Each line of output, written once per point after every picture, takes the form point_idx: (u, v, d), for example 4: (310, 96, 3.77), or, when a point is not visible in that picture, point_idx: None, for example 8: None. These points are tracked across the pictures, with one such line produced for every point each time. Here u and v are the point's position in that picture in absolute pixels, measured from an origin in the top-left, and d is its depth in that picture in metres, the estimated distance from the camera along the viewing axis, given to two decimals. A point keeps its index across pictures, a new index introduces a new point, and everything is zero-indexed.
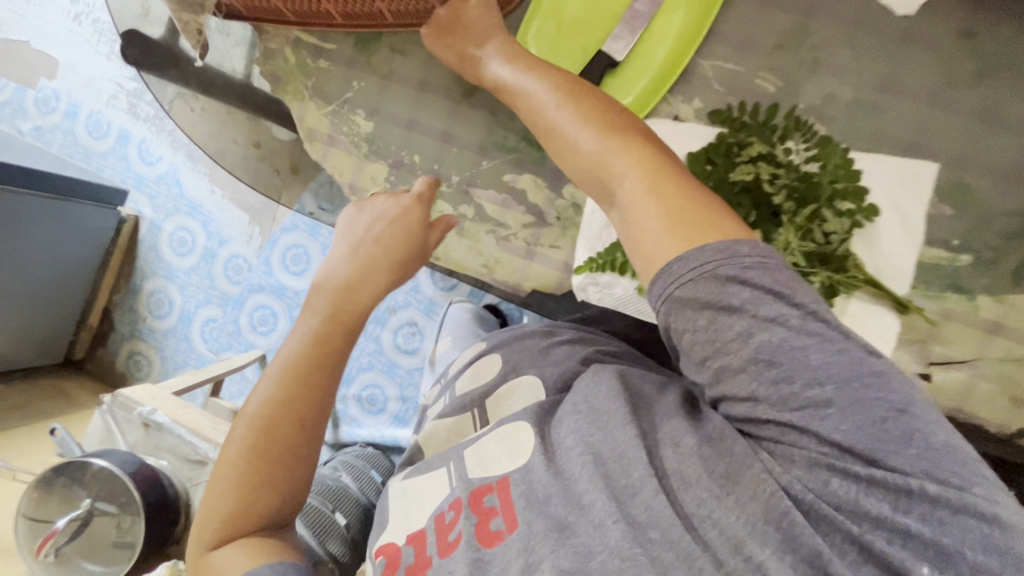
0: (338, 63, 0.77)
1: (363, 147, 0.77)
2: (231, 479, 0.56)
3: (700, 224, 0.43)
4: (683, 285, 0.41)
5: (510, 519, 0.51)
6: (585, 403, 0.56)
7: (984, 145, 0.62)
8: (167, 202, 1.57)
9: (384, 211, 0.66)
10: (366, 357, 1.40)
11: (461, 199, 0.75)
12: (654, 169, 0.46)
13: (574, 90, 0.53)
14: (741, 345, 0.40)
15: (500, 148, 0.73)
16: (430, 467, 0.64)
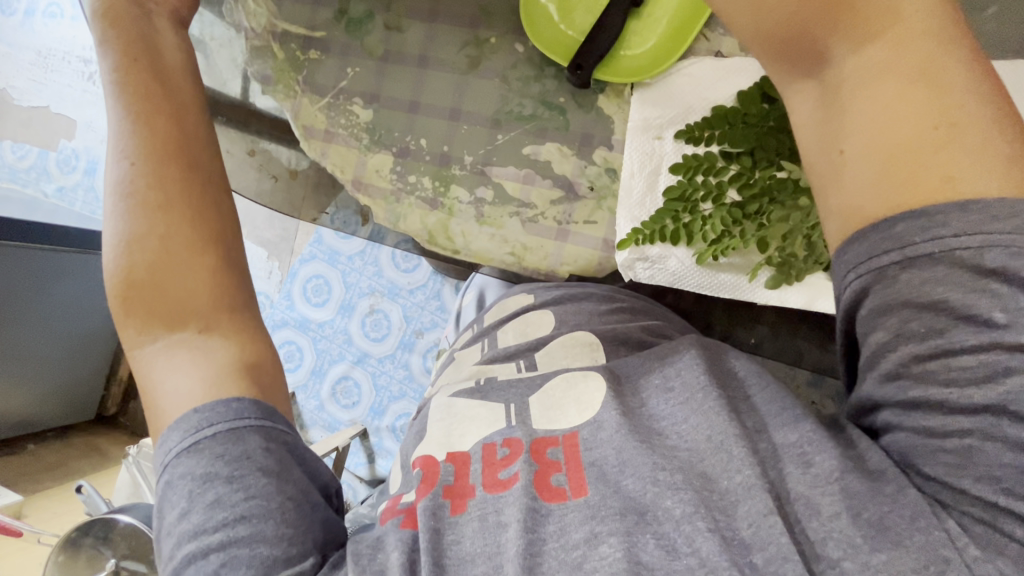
0: (330, 51, 0.70)
1: (364, 138, 0.69)
2: (124, 260, 0.44)
3: (978, 152, 0.33)
4: (930, 235, 0.33)
5: (577, 485, 0.40)
6: (677, 378, 0.45)
7: None
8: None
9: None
10: (397, 384, 1.31)
11: (477, 181, 0.66)
12: (925, 69, 0.34)
13: None
14: (961, 393, 0.31)
15: (516, 118, 0.64)
16: (488, 393, 0.52)
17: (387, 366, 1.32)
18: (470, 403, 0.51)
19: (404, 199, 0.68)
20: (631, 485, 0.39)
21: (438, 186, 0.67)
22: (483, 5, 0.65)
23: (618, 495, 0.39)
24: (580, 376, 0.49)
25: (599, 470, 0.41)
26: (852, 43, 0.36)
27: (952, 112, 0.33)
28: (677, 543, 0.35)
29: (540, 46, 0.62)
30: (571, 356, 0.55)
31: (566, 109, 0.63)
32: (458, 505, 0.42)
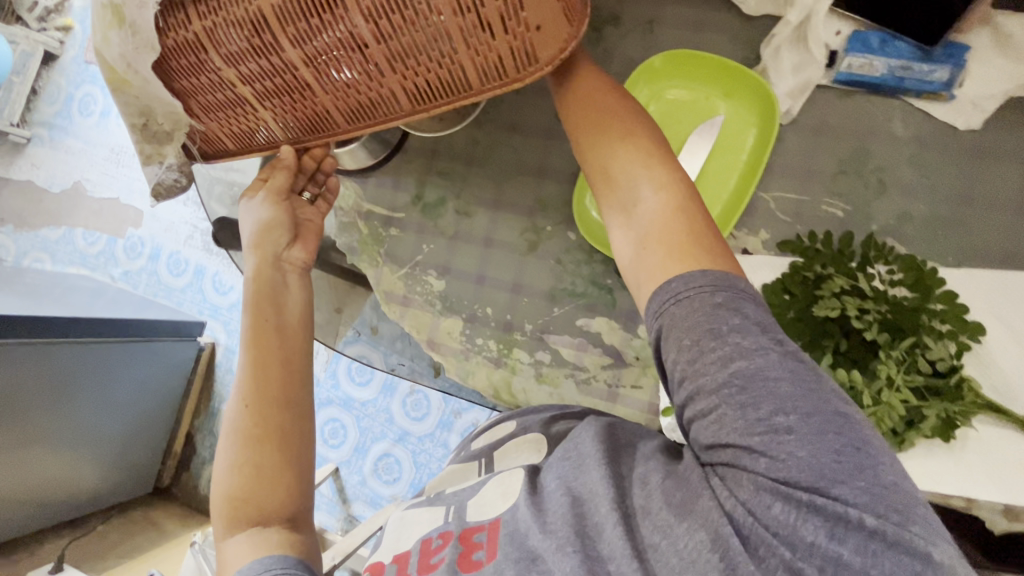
0: (408, 229, 0.82)
1: (437, 304, 0.80)
2: (229, 477, 0.57)
3: (688, 250, 0.52)
4: (666, 297, 0.50)
5: (491, 553, 0.60)
6: (574, 451, 0.62)
7: None
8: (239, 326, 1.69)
9: (274, 212, 0.62)
10: (436, 462, 1.39)
11: (537, 345, 0.76)
12: (670, 204, 0.54)
13: (605, 106, 0.60)
14: (724, 401, 0.45)
15: (570, 294, 0.75)
16: (436, 500, 0.75)
17: (427, 445, 1.41)
18: (419, 510, 0.74)
19: (473, 357, 0.79)
20: (534, 540, 0.56)
21: (502, 347, 0.78)
22: (541, 197, 0.76)
23: (515, 547, 0.57)
24: (508, 475, 0.68)
25: (511, 532, 0.59)
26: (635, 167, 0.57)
27: (672, 212, 0.54)
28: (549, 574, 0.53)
29: (590, 240, 0.73)
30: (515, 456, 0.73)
31: (614, 289, 0.74)
32: None
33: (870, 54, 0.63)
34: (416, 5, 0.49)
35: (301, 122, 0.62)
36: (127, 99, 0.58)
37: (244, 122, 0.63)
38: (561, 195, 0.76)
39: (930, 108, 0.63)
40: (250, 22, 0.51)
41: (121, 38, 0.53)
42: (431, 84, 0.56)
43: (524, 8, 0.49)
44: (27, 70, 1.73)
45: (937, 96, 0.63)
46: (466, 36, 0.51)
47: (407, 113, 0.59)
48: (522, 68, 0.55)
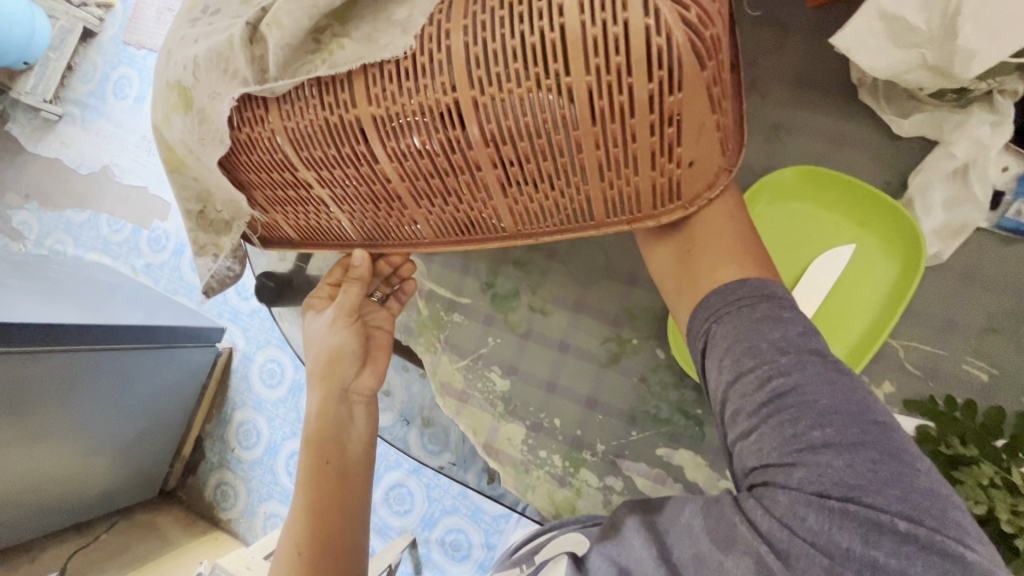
0: (474, 317, 0.75)
1: (499, 406, 0.73)
2: None
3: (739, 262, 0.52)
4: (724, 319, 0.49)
5: None
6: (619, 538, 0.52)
7: None
8: (258, 335, 1.59)
9: (348, 338, 0.57)
10: (450, 497, 1.32)
11: (607, 470, 0.69)
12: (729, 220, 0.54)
13: None
14: (762, 415, 0.44)
15: (652, 419, 0.67)
16: None
17: (443, 479, 1.33)
18: None
19: (533, 471, 0.71)
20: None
21: (568, 465, 0.70)
22: (628, 307, 0.69)
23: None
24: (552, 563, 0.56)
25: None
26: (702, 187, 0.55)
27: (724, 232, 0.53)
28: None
29: (685, 365, 0.65)
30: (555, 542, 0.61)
31: (703, 420, 0.66)
32: None
33: None
34: (550, 132, 0.41)
35: (382, 226, 0.54)
36: (186, 181, 0.53)
37: (316, 217, 0.55)
38: (652, 306, 0.68)
39: None
40: (344, 127, 0.44)
41: (186, 125, 0.47)
42: (547, 210, 0.48)
43: (681, 145, 0.41)
44: (65, 47, 1.60)
45: None
46: (603, 170, 0.43)
47: (509, 231, 0.51)
48: (660, 204, 0.46)
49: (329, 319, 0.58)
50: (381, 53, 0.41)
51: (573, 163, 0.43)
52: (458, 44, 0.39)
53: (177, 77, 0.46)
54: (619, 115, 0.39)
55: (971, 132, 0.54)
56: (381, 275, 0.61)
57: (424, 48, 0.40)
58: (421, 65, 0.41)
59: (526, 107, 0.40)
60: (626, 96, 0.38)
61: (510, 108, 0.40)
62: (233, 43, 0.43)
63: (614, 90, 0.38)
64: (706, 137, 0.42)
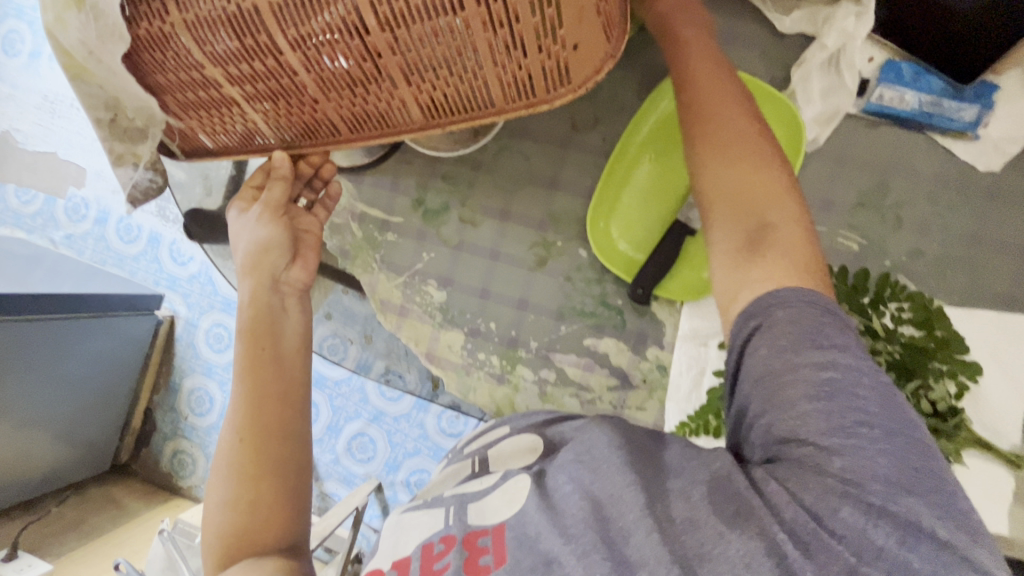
0: (407, 234, 0.77)
1: (437, 316, 0.77)
2: (221, 523, 0.52)
3: (798, 269, 0.46)
4: (765, 309, 0.45)
5: (499, 555, 0.47)
6: (587, 452, 0.50)
7: None
8: (201, 300, 1.52)
9: (272, 233, 0.59)
10: (411, 441, 1.36)
11: (541, 363, 0.74)
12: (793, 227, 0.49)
13: (735, 126, 0.54)
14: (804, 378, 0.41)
15: (578, 313, 0.73)
16: (432, 502, 0.58)
17: (403, 425, 1.37)
18: (412, 513, 0.57)
19: (474, 372, 0.76)
20: (544, 546, 0.45)
21: (505, 364, 0.75)
22: (552, 211, 0.73)
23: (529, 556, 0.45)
24: (507, 484, 0.53)
25: (519, 538, 0.47)
26: (760, 186, 0.51)
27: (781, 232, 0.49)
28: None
29: (602, 258, 0.70)
30: (513, 451, 0.63)
31: (623, 310, 0.72)
32: None
33: (901, 87, 0.62)
34: (440, 13, 0.42)
35: (298, 118, 0.55)
36: (91, 89, 0.49)
37: (232, 120, 0.56)
38: (574, 210, 0.73)
39: (954, 147, 0.63)
40: (238, 18, 0.43)
41: (82, 23, 0.43)
42: (447, 95, 0.51)
43: (562, 26, 0.43)
44: None
45: (962, 134, 0.63)
46: (495, 55, 0.46)
47: (418, 120, 0.54)
48: (552, 87, 0.50)
49: (255, 217, 0.60)
50: None
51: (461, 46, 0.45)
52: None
53: None
54: None
55: (839, 23, 0.61)
56: (303, 177, 0.65)
57: None
58: None
59: None
60: None
61: None
62: None
63: None
64: (584, 18, 0.44)
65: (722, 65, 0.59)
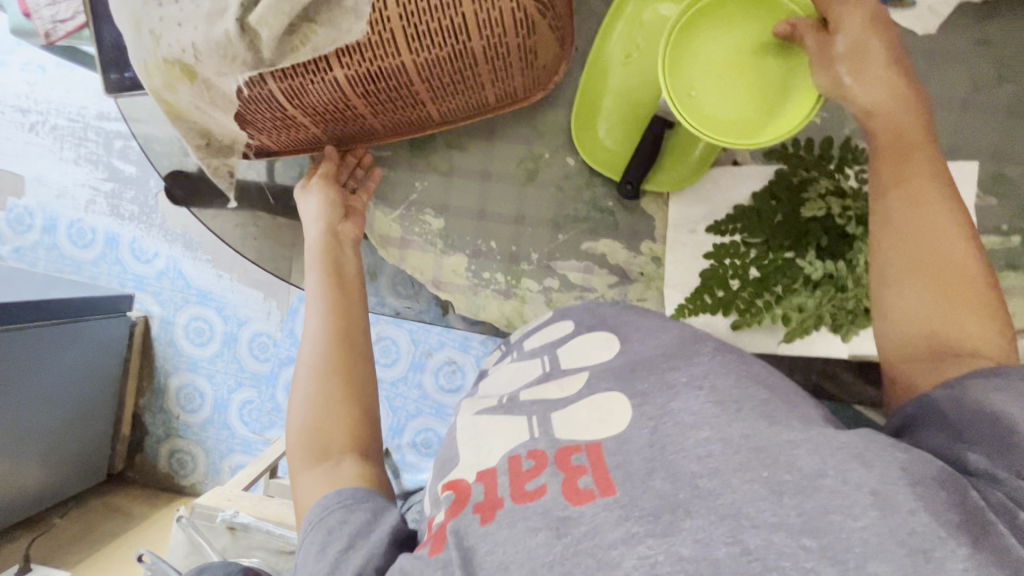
0: (398, 168, 0.79)
1: (439, 243, 0.79)
2: (304, 419, 0.61)
3: (976, 320, 0.54)
4: (981, 377, 0.48)
5: (604, 486, 0.43)
6: (706, 380, 0.50)
7: (1016, 137, 0.70)
8: (173, 296, 1.43)
9: (325, 195, 0.74)
10: (411, 404, 1.26)
11: (545, 273, 0.78)
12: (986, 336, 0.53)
13: (912, 230, 0.58)
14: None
15: (573, 219, 0.77)
16: (510, 409, 0.59)
17: (401, 388, 1.26)
18: (491, 420, 0.58)
19: (481, 292, 0.80)
20: (658, 484, 0.42)
21: (510, 279, 0.79)
22: (536, 126, 0.76)
23: (650, 494, 0.41)
24: (594, 398, 0.54)
25: (626, 472, 0.44)
26: (933, 291, 0.56)
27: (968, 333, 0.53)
28: (711, 535, 0.37)
29: (590, 161, 0.74)
30: (588, 353, 0.63)
31: (615, 211, 0.76)
32: (487, 516, 0.45)
33: None
34: (456, 34, 0.59)
35: (341, 117, 0.70)
36: (188, 125, 0.69)
37: (304, 133, 0.73)
38: (558, 122, 0.76)
39: (895, 14, 0.69)
40: (324, 84, 0.63)
41: (193, 91, 0.63)
42: (462, 105, 0.70)
43: (534, 27, 0.61)
44: None
45: (901, 3, 0.69)
46: (494, 67, 0.65)
47: (438, 122, 0.73)
48: (531, 90, 0.72)
49: (314, 186, 0.75)
50: (347, 37, 0.58)
51: (474, 81, 0.66)
52: (388, 0, 0.56)
53: (176, 57, 0.60)
54: (495, 25, 0.59)
55: None
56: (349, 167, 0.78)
57: (375, 28, 0.57)
58: (374, 38, 0.58)
59: (444, 43, 0.59)
60: (500, 17, 0.58)
61: (436, 35, 0.58)
62: (231, 37, 0.56)
63: (491, 24, 0.58)
64: (545, 38, 0.64)
65: (914, 99, 0.60)
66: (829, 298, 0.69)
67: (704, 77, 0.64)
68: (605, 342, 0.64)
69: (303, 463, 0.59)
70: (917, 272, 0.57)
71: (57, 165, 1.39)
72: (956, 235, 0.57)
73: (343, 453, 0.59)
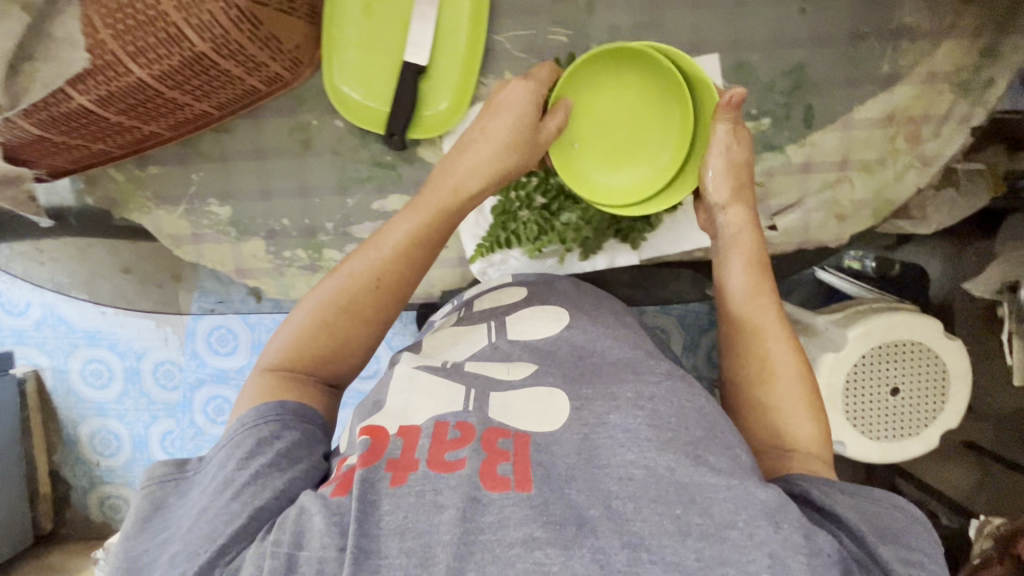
0: (169, 163, 0.76)
1: (231, 232, 0.78)
2: (291, 334, 0.58)
3: (805, 410, 0.58)
4: (818, 485, 0.50)
5: (521, 480, 0.43)
6: (648, 401, 0.50)
7: (746, 25, 0.73)
8: (59, 344, 1.21)
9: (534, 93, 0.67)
10: None
11: (344, 240, 0.78)
12: (813, 426, 0.57)
13: (763, 315, 0.63)
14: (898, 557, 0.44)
15: (357, 181, 0.77)
16: (450, 373, 0.57)
17: None
18: (430, 377, 0.56)
19: (287, 271, 0.80)
20: (575, 495, 0.43)
21: (312, 253, 0.79)
22: (296, 94, 0.75)
23: (562, 502, 0.42)
24: (537, 389, 0.54)
25: (546, 472, 0.44)
26: (775, 376, 0.60)
27: (793, 426, 0.57)
28: (611, 557, 0.39)
29: (355, 121, 0.74)
30: (535, 326, 0.64)
31: (396, 164, 0.76)
32: (398, 476, 0.44)
33: None
34: (183, 45, 0.60)
35: (130, 134, 0.70)
36: None
37: (82, 151, 0.70)
38: (317, 85, 0.75)
39: None
40: (79, 113, 0.63)
41: None
42: (233, 98, 0.71)
43: (263, 22, 0.62)
44: None
45: None
46: (245, 61, 0.65)
47: (220, 115, 0.73)
48: (300, 68, 0.72)
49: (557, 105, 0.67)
50: (74, 67, 0.59)
51: (227, 76, 0.66)
52: (95, 22, 0.57)
53: None
54: (218, 29, 0.60)
55: None
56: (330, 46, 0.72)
57: (96, 54, 0.58)
58: (99, 65, 0.59)
59: (178, 58, 0.61)
60: (217, 19, 0.59)
61: (162, 51, 0.60)
62: None
63: (213, 29, 0.60)
64: (284, 21, 0.65)
65: (754, 225, 0.67)
66: (595, 209, 0.74)
67: (593, 139, 0.71)
68: (551, 312, 0.65)
69: (281, 369, 0.56)
70: (762, 352, 0.61)
71: None
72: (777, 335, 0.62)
73: (318, 382, 0.58)
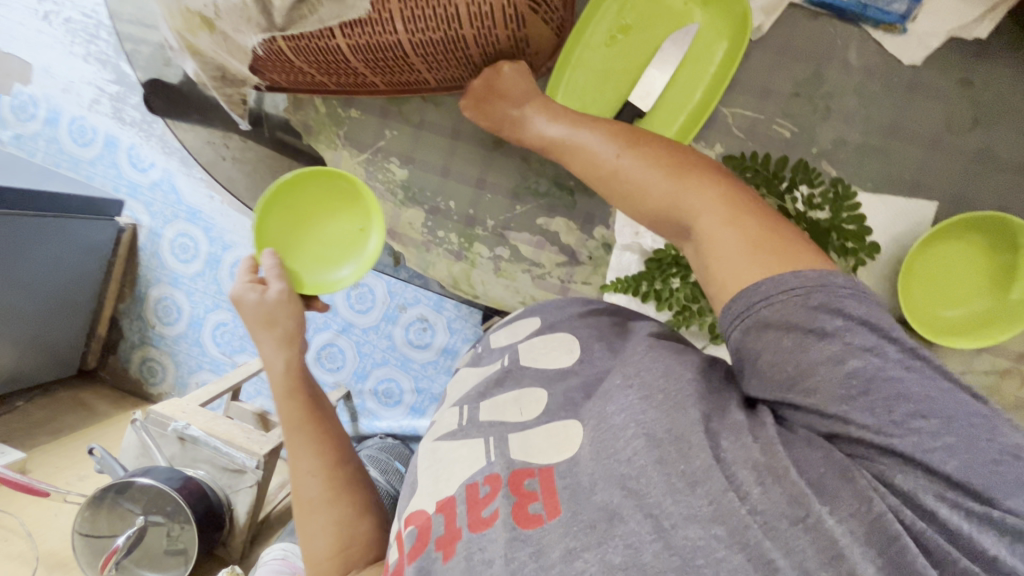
0: (369, 112, 0.79)
1: (399, 194, 0.81)
2: (314, 534, 0.67)
3: (739, 233, 0.46)
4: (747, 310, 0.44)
5: (551, 505, 0.45)
6: (637, 377, 0.49)
7: (976, 186, 0.69)
8: (164, 210, 1.35)
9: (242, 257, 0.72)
10: (380, 352, 1.36)
11: (497, 242, 0.80)
12: (738, 234, 0.45)
13: (686, 176, 0.52)
14: (820, 359, 0.40)
15: (533, 193, 0.78)
16: (469, 431, 0.56)
17: (371, 336, 1.36)
18: (452, 446, 0.56)
19: (433, 249, 0.82)
20: (601, 496, 0.43)
21: (463, 241, 0.81)
22: None
23: (591, 506, 0.43)
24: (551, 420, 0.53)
25: (573, 491, 0.45)
26: (717, 218, 0.48)
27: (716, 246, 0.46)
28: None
29: None
30: (549, 354, 0.62)
31: (574, 191, 0.77)
32: (448, 552, 0.47)
33: None
34: (453, 24, 0.61)
35: (356, 81, 0.73)
36: (205, 59, 0.70)
37: (307, 80, 0.73)
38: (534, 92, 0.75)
39: (882, 39, 0.68)
40: (330, 49, 0.65)
41: (214, 42, 0.66)
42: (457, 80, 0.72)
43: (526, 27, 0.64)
44: None
45: (890, 28, 0.67)
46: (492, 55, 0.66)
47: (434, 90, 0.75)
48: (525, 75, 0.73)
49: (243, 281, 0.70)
50: (352, 13, 0.60)
51: (468, 63, 0.68)
52: None
53: (199, 9, 0.63)
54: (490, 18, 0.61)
55: None
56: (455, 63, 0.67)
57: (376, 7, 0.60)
58: (372, 17, 0.60)
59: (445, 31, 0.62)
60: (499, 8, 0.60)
61: (434, 23, 0.60)
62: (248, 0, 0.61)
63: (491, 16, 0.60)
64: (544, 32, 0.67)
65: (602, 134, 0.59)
66: None
67: (294, 211, 0.75)
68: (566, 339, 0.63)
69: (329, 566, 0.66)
70: (664, 203, 0.52)
71: (66, 60, 1.28)
72: (658, 189, 0.52)
73: (358, 532, 0.68)
